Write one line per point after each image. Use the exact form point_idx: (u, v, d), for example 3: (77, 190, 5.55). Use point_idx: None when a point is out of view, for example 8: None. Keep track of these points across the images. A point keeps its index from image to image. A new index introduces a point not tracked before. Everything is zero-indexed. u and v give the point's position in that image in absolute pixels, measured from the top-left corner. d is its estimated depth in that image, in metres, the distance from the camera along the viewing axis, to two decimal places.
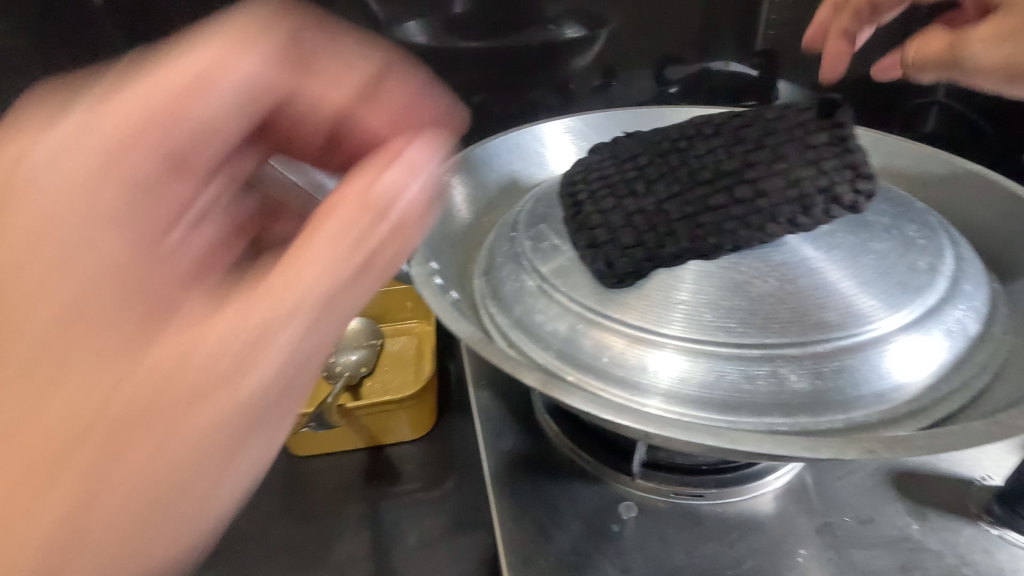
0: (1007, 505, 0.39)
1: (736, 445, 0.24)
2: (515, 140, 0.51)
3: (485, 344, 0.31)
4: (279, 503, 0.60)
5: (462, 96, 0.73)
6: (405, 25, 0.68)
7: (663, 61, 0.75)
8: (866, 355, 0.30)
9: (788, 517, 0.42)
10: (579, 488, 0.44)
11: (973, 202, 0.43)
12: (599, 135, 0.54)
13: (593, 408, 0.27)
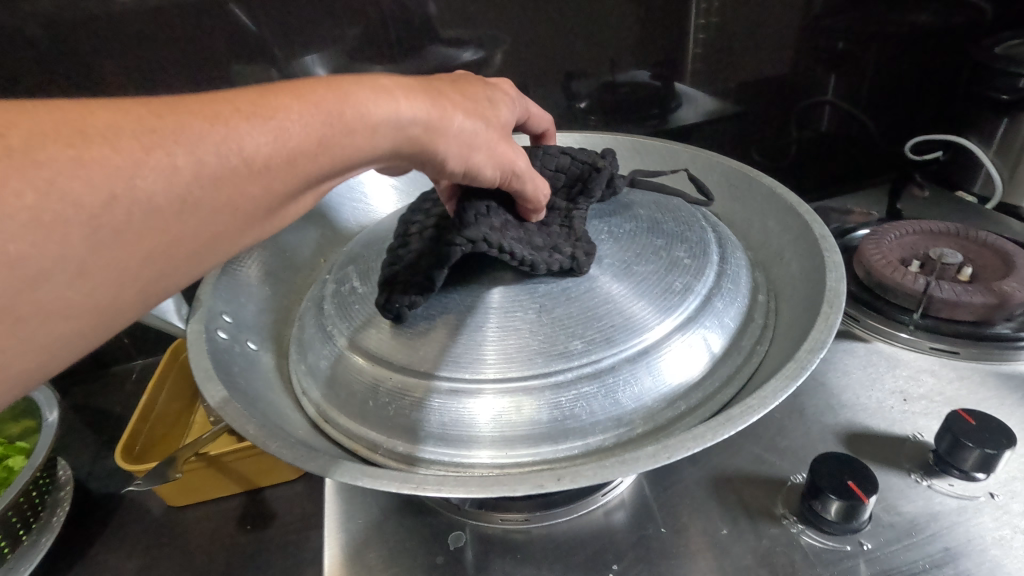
0: (807, 506, 0.40)
1: (416, 491, 0.27)
2: (356, 178, 0.52)
3: (228, 405, 0.32)
4: (149, 556, 0.59)
5: None
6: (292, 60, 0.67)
7: (569, 76, 0.76)
8: (603, 382, 0.32)
9: (615, 531, 0.43)
10: (412, 521, 0.45)
11: (765, 214, 0.45)
12: None
13: (307, 463, 0.29)
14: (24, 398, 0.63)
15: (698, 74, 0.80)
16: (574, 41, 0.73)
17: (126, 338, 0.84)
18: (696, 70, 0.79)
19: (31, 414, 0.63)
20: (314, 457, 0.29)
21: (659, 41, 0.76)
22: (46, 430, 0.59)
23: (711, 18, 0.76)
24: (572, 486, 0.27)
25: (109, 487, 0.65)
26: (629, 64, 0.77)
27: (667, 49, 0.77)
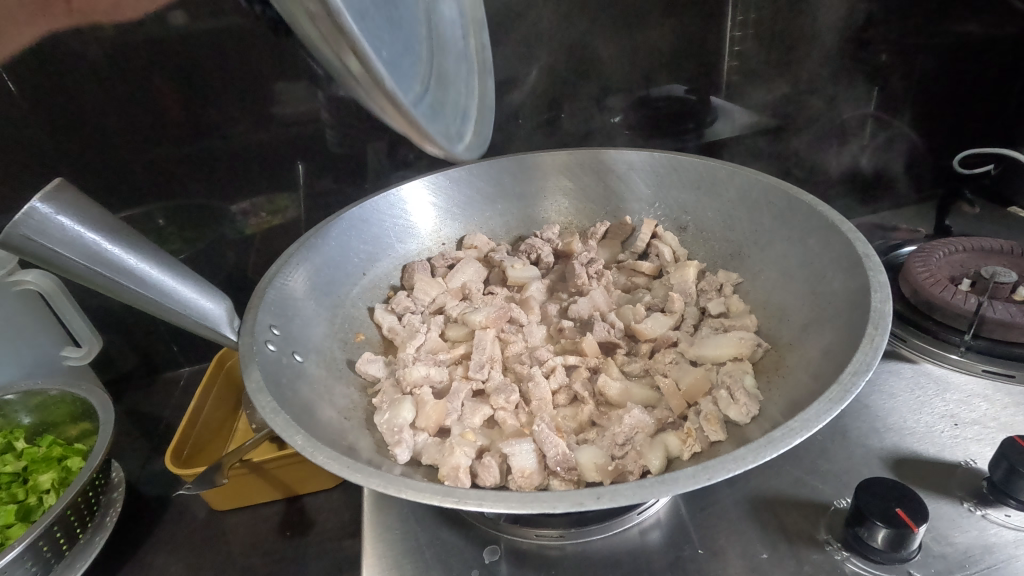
0: (852, 532, 0.39)
1: (459, 503, 0.28)
2: (398, 196, 0.54)
3: (276, 415, 0.33)
4: (195, 556, 0.61)
5: (398, 143, 0.73)
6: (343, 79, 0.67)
7: (602, 92, 0.76)
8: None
9: (650, 550, 0.42)
10: (448, 534, 0.45)
11: (805, 231, 0.44)
12: (483, 184, 0.57)
13: (350, 472, 0.30)
14: (83, 402, 0.66)
15: (733, 88, 0.79)
16: (606, 57, 0.74)
17: (175, 346, 0.88)
18: (732, 83, 0.79)
19: (89, 417, 0.67)
20: (357, 467, 0.30)
21: (694, 53, 0.76)
22: (103, 433, 0.61)
23: (746, 30, 0.75)
24: (614, 503, 0.27)
25: (158, 490, 0.68)
26: (662, 79, 0.77)
27: (700, 62, 0.77)
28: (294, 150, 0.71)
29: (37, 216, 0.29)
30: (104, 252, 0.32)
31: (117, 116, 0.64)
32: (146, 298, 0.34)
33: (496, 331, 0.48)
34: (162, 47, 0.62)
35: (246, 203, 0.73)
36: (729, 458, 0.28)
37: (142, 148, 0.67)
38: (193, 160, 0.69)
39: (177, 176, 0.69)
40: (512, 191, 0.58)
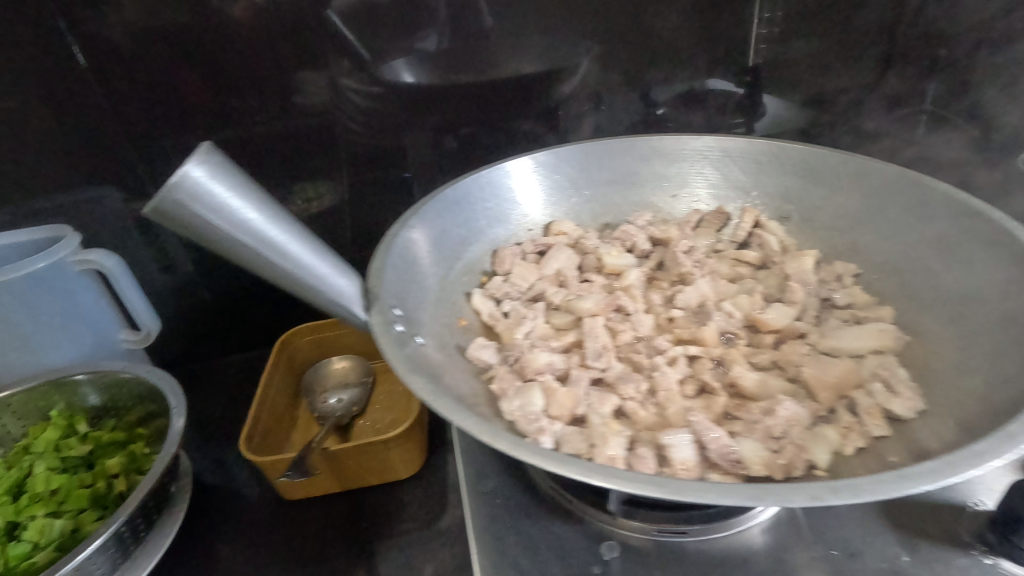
0: (1000, 534, 0.37)
1: (672, 494, 0.28)
2: (487, 178, 0.53)
3: (438, 398, 0.32)
4: (271, 546, 0.61)
5: (449, 129, 0.74)
6: (390, 63, 0.69)
7: (648, 83, 0.77)
8: None
9: (777, 551, 0.40)
10: (560, 528, 0.43)
11: (939, 221, 0.43)
12: (570, 167, 0.56)
13: (543, 459, 0.30)
14: (151, 386, 0.65)
15: (782, 84, 0.80)
16: (653, 51, 0.75)
17: (227, 333, 0.86)
18: (782, 78, 0.80)
19: (155, 403, 0.66)
20: (547, 454, 0.30)
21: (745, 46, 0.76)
22: (178, 418, 0.60)
23: (773, 27, 0.77)
24: (852, 500, 0.27)
25: (224, 480, 0.67)
26: (706, 72, 0.78)
27: (750, 56, 0.77)
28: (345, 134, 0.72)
29: (191, 180, 0.28)
30: (249, 221, 0.30)
31: (173, 100, 0.67)
32: (286, 271, 0.32)
33: (605, 319, 0.46)
34: (214, 31, 0.64)
35: (294, 191, 0.72)
36: (966, 464, 0.28)
37: (195, 132, 0.69)
38: (244, 144, 0.70)
39: (232, 160, 0.71)
40: (600, 176, 0.56)
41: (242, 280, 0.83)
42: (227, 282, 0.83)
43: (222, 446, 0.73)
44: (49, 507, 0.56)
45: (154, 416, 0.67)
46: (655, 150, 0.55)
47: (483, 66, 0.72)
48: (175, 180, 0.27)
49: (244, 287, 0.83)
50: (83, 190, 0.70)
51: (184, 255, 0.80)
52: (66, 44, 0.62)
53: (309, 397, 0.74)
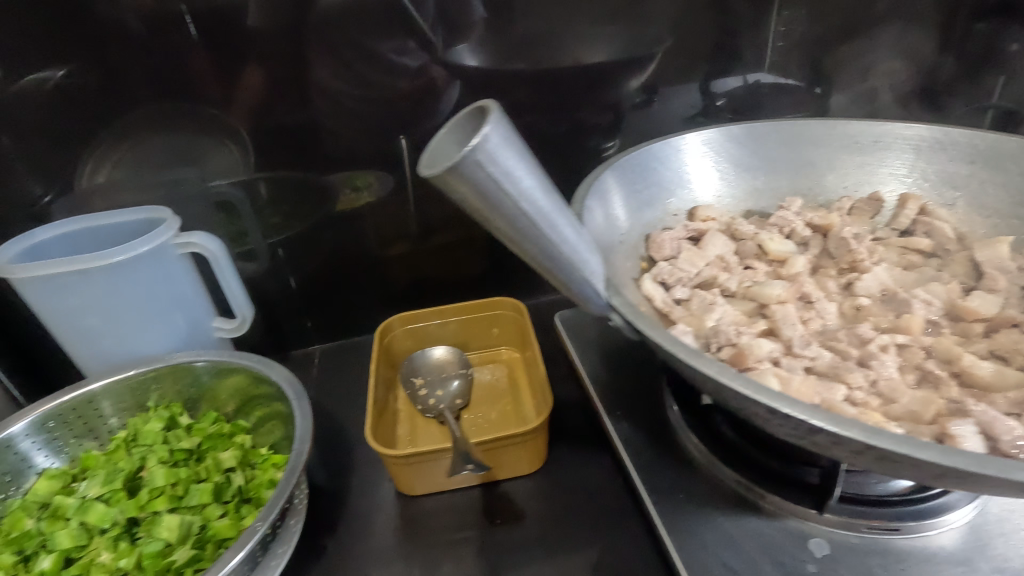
0: None
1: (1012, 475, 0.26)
2: (637, 161, 0.52)
3: (732, 376, 0.30)
4: (397, 543, 0.59)
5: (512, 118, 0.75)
6: (452, 48, 0.70)
7: (707, 75, 0.79)
8: None
9: (996, 546, 0.39)
10: (756, 524, 0.42)
11: None
12: (714, 152, 0.55)
13: (864, 435, 0.27)
14: (259, 375, 0.61)
15: (836, 78, 0.82)
16: (714, 45, 0.77)
17: (308, 323, 0.85)
18: (837, 73, 0.82)
19: (263, 393, 0.62)
20: (866, 429, 0.27)
21: (799, 41, 0.79)
22: (300, 409, 0.56)
23: (792, 29, 0.78)
24: None
25: (334, 480, 0.66)
26: (764, 67, 0.80)
27: (805, 52, 0.80)
28: (405, 115, 0.73)
29: (490, 142, 0.26)
30: (531, 190, 0.28)
31: (250, 84, 0.67)
32: (553, 246, 0.30)
33: (795, 307, 0.45)
34: (279, 17, 0.64)
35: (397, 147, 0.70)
36: None
37: (273, 113, 0.69)
38: (309, 129, 0.71)
39: (305, 142, 0.72)
40: (743, 161, 0.56)
41: (321, 267, 0.82)
42: (307, 269, 0.81)
43: (321, 440, 0.71)
44: (171, 502, 0.53)
45: (259, 407, 0.64)
46: (798, 134, 0.55)
47: (541, 54, 0.73)
48: (477, 140, 0.25)
49: (324, 273, 0.82)
50: (166, 172, 0.71)
51: (265, 240, 0.78)
52: (144, 35, 0.63)
53: (409, 388, 0.72)
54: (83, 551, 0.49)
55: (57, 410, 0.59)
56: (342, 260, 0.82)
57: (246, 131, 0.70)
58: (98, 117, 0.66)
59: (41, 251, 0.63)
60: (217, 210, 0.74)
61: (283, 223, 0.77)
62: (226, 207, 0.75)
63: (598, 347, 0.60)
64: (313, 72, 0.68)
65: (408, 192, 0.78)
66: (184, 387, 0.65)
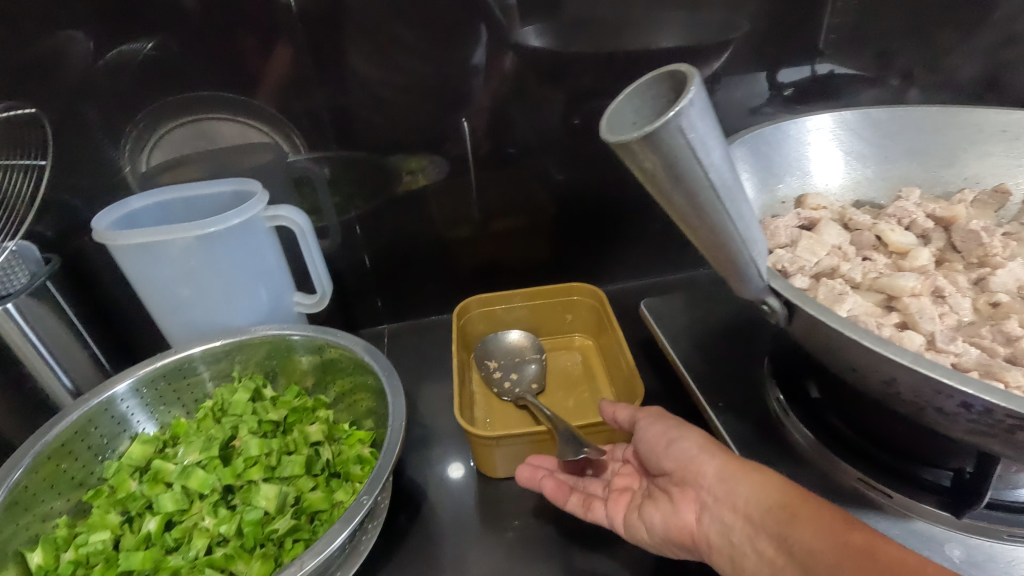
0: None
1: None
2: (752, 143, 0.50)
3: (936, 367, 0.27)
4: (481, 524, 0.59)
5: (577, 102, 0.74)
6: (520, 29, 0.69)
7: (776, 65, 0.76)
8: None
9: None
10: (880, 523, 0.41)
11: None
12: (829, 138, 0.54)
13: None
14: (347, 353, 0.61)
15: (910, 70, 0.79)
16: (787, 33, 0.74)
17: (378, 301, 0.85)
18: (913, 64, 0.79)
19: (348, 371, 0.62)
20: None
21: (874, 31, 0.76)
22: (392, 388, 0.55)
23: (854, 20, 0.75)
24: None
25: (414, 461, 0.66)
26: (835, 57, 0.77)
27: (879, 43, 0.77)
28: (478, 96, 0.72)
29: (694, 106, 0.25)
30: (720, 159, 0.27)
31: (326, 63, 0.67)
32: (729, 221, 0.29)
33: (930, 300, 0.43)
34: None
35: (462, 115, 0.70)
36: None
37: (348, 91, 0.69)
38: (384, 110, 0.71)
39: (378, 122, 0.71)
40: (857, 148, 0.54)
41: (390, 247, 0.81)
42: (377, 249, 0.81)
43: None
44: (265, 472, 0.54)
45: (341, 384, 0.64)
46: (919, 122, 0.54)
47: (610, 39, 0.71)
48: (681, 105, 0.25)
49: (394, 253, 0.82)
50: (246, 146, 0.71)
51: (337, 218, 0.78)
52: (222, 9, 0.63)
53: (483, 370, 0.71)
54: (185, 515, 0.51)
55: (150, 376, 0.59)
56: (411, 241, 0.82)
57: (321, 109, 0.70)
58: (178, 91, 0.66)
59: (134, 220, 0.64)
60: (293, 186, 0.75)
61: (356, 201, 0.77)
62: (301, 183, 0.75)
63: (689, 336, 0.59)
64: (388, 54, 0.68)
65: (474, 174, 0.78)
66: (266, 361, 0.65)
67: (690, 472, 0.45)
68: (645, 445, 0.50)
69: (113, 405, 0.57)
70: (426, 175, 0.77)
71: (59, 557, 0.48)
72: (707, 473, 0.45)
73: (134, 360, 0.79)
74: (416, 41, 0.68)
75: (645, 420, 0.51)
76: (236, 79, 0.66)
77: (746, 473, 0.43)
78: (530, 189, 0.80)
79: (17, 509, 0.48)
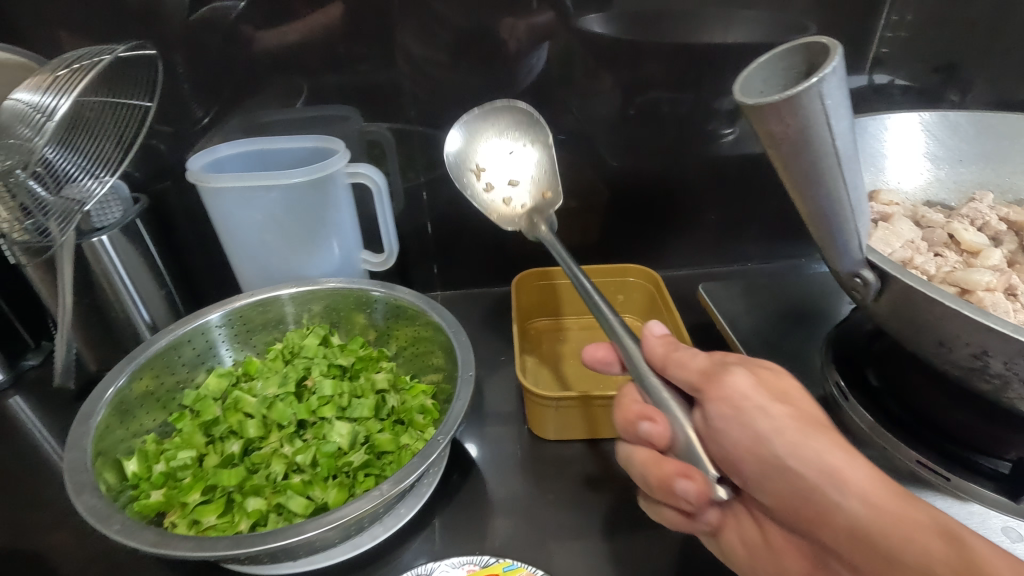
0: None
1: None
2: None
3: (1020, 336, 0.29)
4: (532, 483, 0.61)
5: (639, 89, 0.76)
6: (588, 15, 0.71)
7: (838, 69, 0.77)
8: None
9: None
10: (935, 501, 0.43)
11: None
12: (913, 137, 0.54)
13: None
14: (414, 309, 0.63)
15: (972, 82, 0.79)
16: (850, 42, 0.75)
17: (434, 270, 0.88)
18: (974, 79, 0.79)
19: (413, 327, 0.65)
20: None
21: (936, 44, 0.76)
22: (461, 342, 0.58)
23: (914, 33, 0.75)
24: None
25: (468, 419, 0.68)
26: (897, 68, 0.78)
27: (941, 56, 0.77)
28: (545, 79, 0.74)
29: (830, 77, 0.27)
30: (845, 130, 0.29)
31: (403, 35, 0.69)
32: (841, 190, 0.31)
33: (1004, 294, 0.44)
34: None
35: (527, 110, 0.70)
36: None
37: (422, 64, 0.71)
38: (459, 84, 0.73)
39: (448, 96, 0.74)
40: (934, 149, 0.55)
41: (450, 218, 0.84)
42: (437, 219, 0.84)
43: None
44: (337, 411, 0.57)
45: (405, 339, 0.66)
46: (1001, 126, 0.54)
47: (678, 32, 0.73)
48: (822, 74, 0.27)
49: (452, 224, 0.84)
50: (325, 108, 0.73)
51: (402, 186, 0.80)
52: None
53: None
54: (263, 441, 0.54)
55: (229, 315, 0.62)
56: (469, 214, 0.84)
57: (397, 80, 0.72)
58: (264, 53, 0.69)
59: (221, 164, 0.68)
60: (363, 152, 0.77)
61: (421, 172, 0.79)
62: (372, 149, 0.77)
63: (748, 320, 0.61)
64: (463, 31, 0.70)
65: None
66: (334, 312, 0.67)
67: (820, 524, 0.33)
68: (730, 460, 0.37)
69: (197, 336, 0.61)
70: None
71: (150, 469, 0.52)
72: (841, 522, 0.32)
73: (199, 306, 0.83)
74: (490, 20, 0.70)
75: (717, 417, 0.37)
76: (319, 45, 0.69)
77: (911, 524, 0.31)
78: (588, 172, 0.82)
79: (116, 419, 0.52)
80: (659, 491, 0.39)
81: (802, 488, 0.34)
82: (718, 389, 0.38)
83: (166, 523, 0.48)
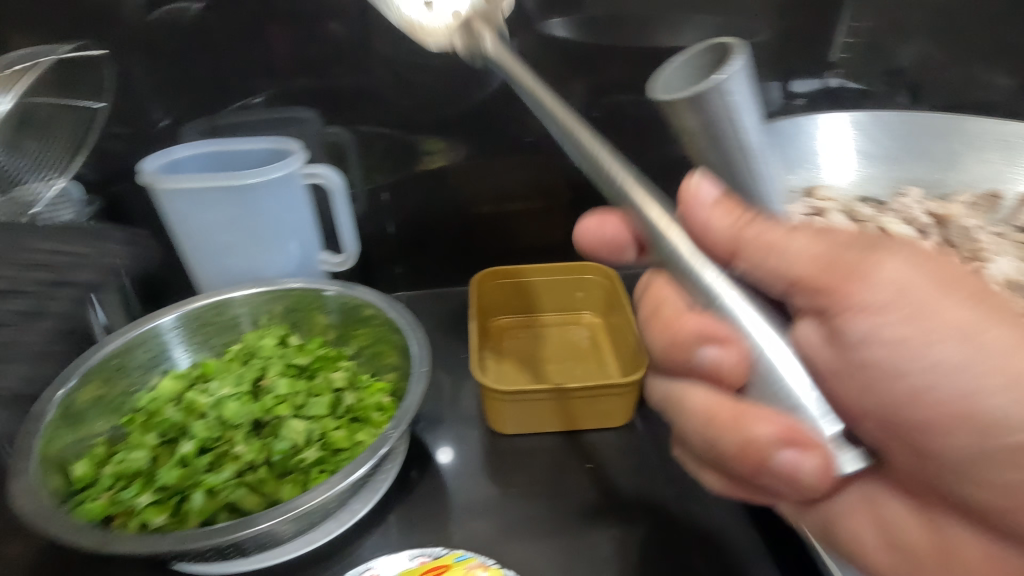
0: None
1: None
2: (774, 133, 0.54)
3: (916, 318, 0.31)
4: (490, 477, 0.61)
5: (599, 92, 0.77)
6: (548, 20, 0.73)
7: (791, 74, 0.79)
8: None
9: None
10: None
11: None
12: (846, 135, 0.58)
13: None
14: (371, 308, 0.64)
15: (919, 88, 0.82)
16: (800, 49, 0.78)
17: (398, 270, 0.89)
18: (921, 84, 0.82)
19: (371, 326, 0.65)
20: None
21: (885, 50, 0.79)
22: (417, 339, 0.59)
23: (858, 37, 0.78)
24: None
25: (429, 416, 0.68)
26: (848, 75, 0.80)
27: (890, 62, 0.80)
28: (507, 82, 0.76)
29: (736, 76, 0.28)
30: (756, 126, 0.30)
31: (365, 37, 0.70)
32: (756, 184, 0.32)
33: None
34: None
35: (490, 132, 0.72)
36: None
37: (383, 66, 0.72)
38: (421, 88, 0.74)
39: (410, 98, 0.75)
40: (867, 147, 0.58)
41: (414, 218, 0.84)
42: (400, 220, 0.84)
43: None
44: (292, 410, 0.57)
45: (364, 338, 0.67)
46: (927, 126, 0.57)
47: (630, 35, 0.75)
48: (728, 73, 0.28)
49: (416, 225, 0.85)
50: (285, 109, 0.74)
51: (365, 187, 0.81)
52: None
53: None
54: (216, 441, 0.54)
55: (184, 316, 0.62)
56: (433, 215, 0.85)
57: (357, 82, 0.73)
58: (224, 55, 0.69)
59: (178, 165, 0.68)
60: (325, 152, 0.77)
61: (383, 172, 0.80)
62: (333, 150, 0.77)
63: None
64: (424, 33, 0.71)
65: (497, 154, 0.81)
66: (292, 312, 0.67)
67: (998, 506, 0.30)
68: (895, 412, 0.30)
69: (151, 337, 0.60)
70: (452, 153, 0.80)
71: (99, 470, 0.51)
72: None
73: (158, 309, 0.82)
74: None
75: (864, 337, 0.30)
76: (279, 47, 0.70)
77: None
78: (550, 173, 0.83)
79: (65, 420, 0.52)
80: (747, 453, 0.30)
81: (1001, 434, 0.29)
82: (842, 310, 0.30)
83: (113, 524, 0.48)
